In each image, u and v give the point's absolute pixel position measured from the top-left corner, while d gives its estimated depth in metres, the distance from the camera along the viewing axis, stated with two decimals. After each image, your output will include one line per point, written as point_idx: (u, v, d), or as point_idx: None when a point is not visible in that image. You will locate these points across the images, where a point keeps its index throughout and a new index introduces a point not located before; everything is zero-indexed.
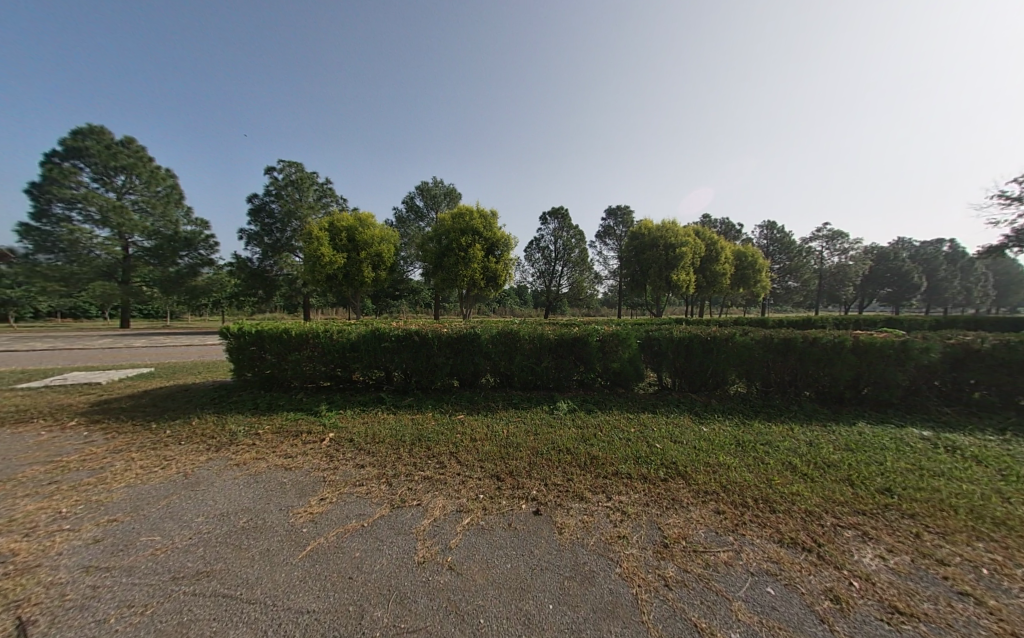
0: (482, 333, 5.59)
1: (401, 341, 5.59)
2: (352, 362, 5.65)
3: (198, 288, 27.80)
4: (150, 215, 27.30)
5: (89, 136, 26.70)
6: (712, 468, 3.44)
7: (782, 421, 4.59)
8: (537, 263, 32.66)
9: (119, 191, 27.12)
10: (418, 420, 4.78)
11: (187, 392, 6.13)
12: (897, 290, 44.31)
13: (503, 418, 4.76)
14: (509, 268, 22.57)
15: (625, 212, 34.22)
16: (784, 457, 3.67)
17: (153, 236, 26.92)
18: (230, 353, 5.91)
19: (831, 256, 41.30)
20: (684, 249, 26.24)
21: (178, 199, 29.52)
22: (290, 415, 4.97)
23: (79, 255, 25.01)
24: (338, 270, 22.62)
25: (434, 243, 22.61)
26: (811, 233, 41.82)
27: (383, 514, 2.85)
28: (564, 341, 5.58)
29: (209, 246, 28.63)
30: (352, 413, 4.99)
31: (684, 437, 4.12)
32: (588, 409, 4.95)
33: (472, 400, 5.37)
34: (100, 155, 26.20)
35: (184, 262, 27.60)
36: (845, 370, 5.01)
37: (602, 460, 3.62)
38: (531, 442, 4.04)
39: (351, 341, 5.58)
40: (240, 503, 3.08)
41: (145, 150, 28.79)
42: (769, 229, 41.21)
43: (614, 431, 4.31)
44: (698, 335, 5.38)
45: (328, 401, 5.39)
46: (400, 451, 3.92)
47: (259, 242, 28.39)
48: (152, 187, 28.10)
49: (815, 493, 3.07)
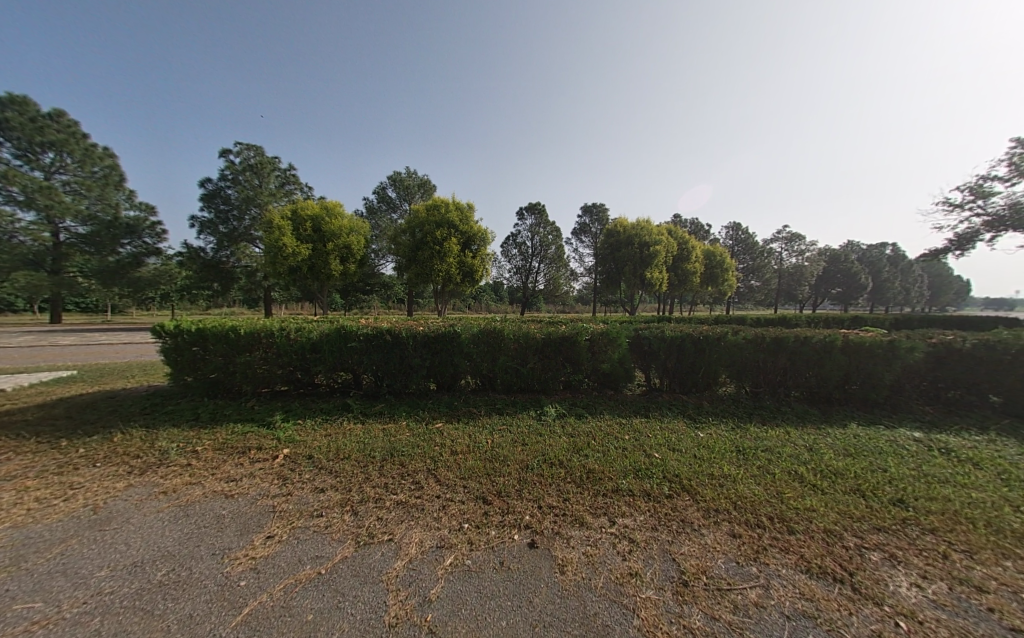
0: (463, 331, 5.08)
1: (370, 341, 4.98)
2: (314, 364, 4.99)
3: (144, 279, 25.17)
4: (84, 198, 24.49)
5: (8, 105, 23.55)
6: (718, 481, 3.14)
7: (777, 423, 4.40)
8: (513, 259, 32.17)
9: (47, 169, 24.12)
10: (389, 430, 4.23)
11: (114, 400, 5.23)
12: (846, 290, 47.38)
13: (486, 426, 4.31)
14: (485, 263, 22.00)
15: (600, 210, 34.42)
16: (788, 464, 3.43)
17: (89, 221, 24.19)
18: (167, 354, 5.09)
19: (790, 257, 43.53)
20: (658, 247, 26.60)
21: (118, 181, 26.70)
22: (238, 427, 4.28)
23: None
24: (303, 263, 21.21)
25: (407, 235, 21.66)
26: (772, 235, 43.87)
27: (346, 556, 2.34)
28: (551, 340, 5.18)
29: (156, 234, 26.09)
30: (313, 423, 4.37)
31: (683, 444, 3.83)
32: (577, 415, 4.59)
33: (451, 406, 4.87)
34: (22, 128, 23.16)
35: (127, 250, 24.89)
36: (836, 370, 4.90)
37: (600, 475, 3.24)
38: (519, 455, 3.61)
39: (311, 341, 4.91)
40: (160, 547, 2.45)
41: (78, 125, 25.78)
42: (735, 230, 42.83)
43: (608, 439, 3.96)
44: (691, 334, 5.11)
45: (284, 409, 4.71)
46: (368, 469, 3.37)
47: (214, 231, 26.25)
48: (87, 167, 25.23)
49: (830, 507, 2.83)
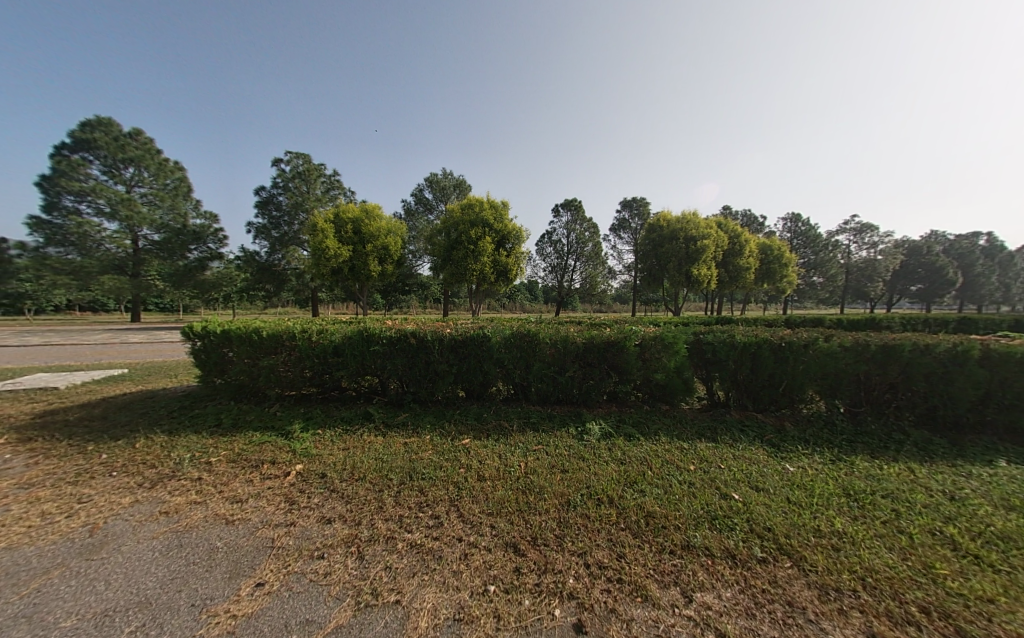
0: (493, 334, 4.53)
1: (393, 345, 4.56)
2: (336, 369, 4.65)
3: (208, 282, 27.32)
4: (158, 208, 26.93)
5: (97, 128, 26.39)
6: (830, 542, 2.34)
7: (892, 458, 3.42)
8: (549, 257, 31.35)
9: (128, 183, 26.76)
10: (412, 446, 3.77)
11: (151, 401, 5.23)
12: (928, 287, 41.82)
13: (520, 446, 3.73)
14: (520, 262, 21.54)
15: (640, 204, 32.77)
16: (926, 521, 2.53)
17: (162, 229, 26.52)
18: (197, 356, 4.98)
19: (858, 250, 39.08)
20: (706, 242, 24.69)
21: (186, 192, 29.14)
22: (256, 435, 4.02)
23: (88, 248, 24.70)
24: (344, 264, 21.86)
25: (443, 235, 21.61)
26: (837, 226, 39.62)
27: (341, 623, 1.85)
28: (594, 345, 4.47)
29: (218, 239, 28.18)
30: (333, 433, 4.03)
31: (769, 483, 3.03)
32: (627, 435, 3.88)
33: (480, 419, 4.34)
34: (108, 147, 25.81)
35: (193, 255, 27.13)
36: (969, 388, 3.82)
37: (663, 522, 2.54)
38: (559, 486, 2.99)
39: (332, 343, 4.55)
40: (139, 592, 2.10)
41: (153, 142, 28.40)
42: (793, 221, 39.25)
43: (669, 470, 3.23)
44: (769, 340, 4.20)
45: (305, 417, 4.40)
46: (384, 496, 2.92)
47: (267, 236, 27.89)
48: (160, 180, 27.69)
49: (1015, 597, 1.95)
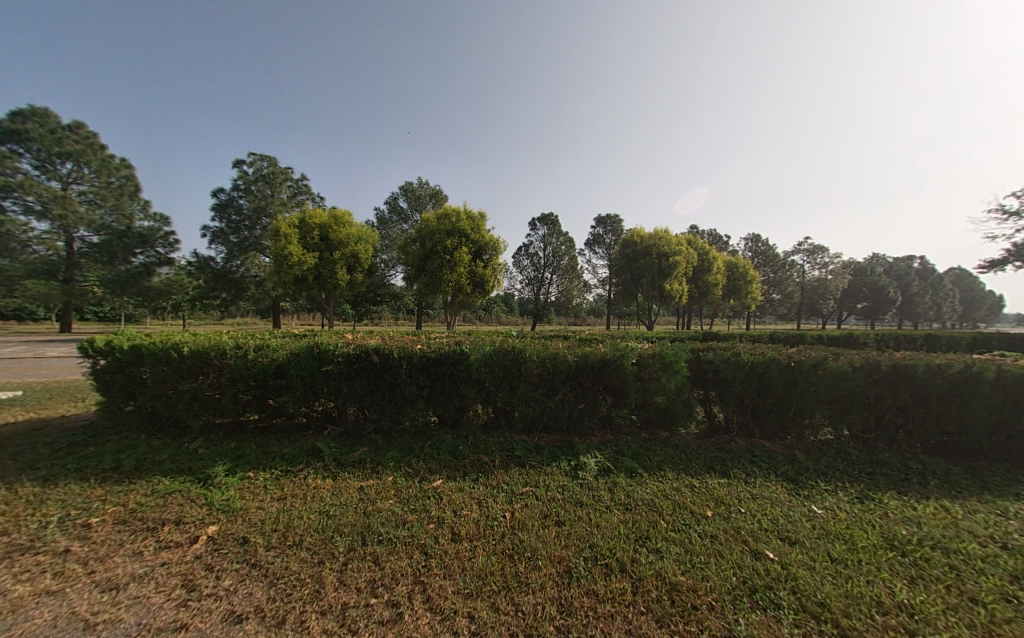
0: (472, 351, 3.89)
1: (351, 364, 3.80)
2: (278, 393, 3.82)
3: (155, 289, 24.96)
4: (100, 208, 24.47)
5: (30, 117, 23.78)
6: (901, 625, 1.88)
7: (923, 495, 3.07)
8: (525, 270, 31.08)
9: (64, 180, 24.15)
10: (370, 491, 3.03)
11: (38, 434, 4.14)
12: (872, 304, 44.97)
13: (503, 488, 3.08)
14: (497, 273, 21.07)
15: (614, 220, 33.37)
16: (996, 585, 2.14)
17: (102, 231, 24.03)
18: (99, 378, 3.94)
19: (812, 270, 41.60)
20: (678, 258, 25.22)
21: (134, 191, 26.70)
22: (164, 483, 3.12)
23: (12, 250, 21.96)
24: (309, 272, 20.49)
25: (417, 244, 20.81)
26: (793, 247, 42.13)
27: None
28: (587, 364, 3.91)
29: (169, 244, 25.90)
30: (269, 477, 3.21)
31: (803, 533, 2.55)
32: (628, 471, 3.32)
33: (454, 452, 3.65)
34: (42, 139, 23.26)
35: (139, 260, 24.75)
36: (982, 412, 3.60)
37: (693, 601, 1.99)
38: (557, 549, 2.37)
39: (274, 362, 3.72)
40: None
41: (97, 137, 25.95)
42: (754, 241, 41.47)
43: (684, 519, 2.69)
44: (779, 358, 3.80)
45: (234, 455, 3.54)
46: (326, 574, 2.18)
47: (224, 241, 25.97)
48: (103, 177, 25.26)
49: None
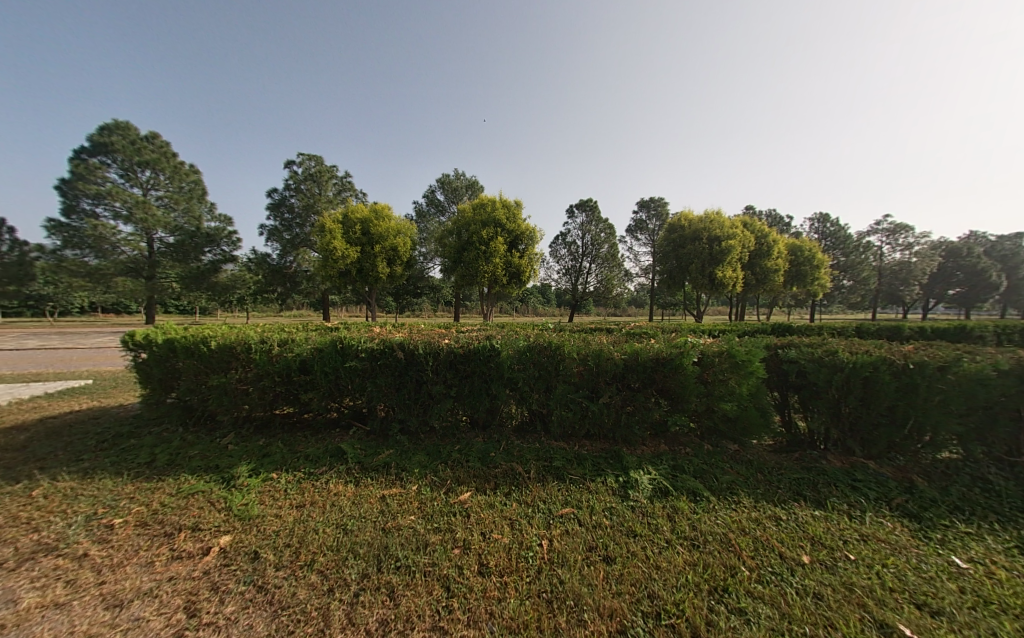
0: (504, 347, 3.47)
1: (375, 361, 3.53)
2: (303, 391, 3.64)
3: (221, 284, 27.16)
4: (174, 211, 26.85)
5: (115, 131, 26.44)
6: None
7: None
8: (563, 260, 30.15)
9: (144, 186, 26.70)
10: (391, 503, 2.73)
11: (93, 424, 4.30)
12: (968, 291, 38.92)
13: (540, 507, 2.65)
14: (534, 263, 20.52)
15: (659, 204, 31.34)
16: None
17: (176, 232, 26.37)
18: (140, 371, 3.97)
19: (893, 252, 36.66)
20: (732, 242, 23.10)
21: (201, 194, 29.07)
22: (189, 484, 3.01)
23: (105, 250, 24.44)
24: (352, 266, 21.14)
25: (454, 236, 20.70)
26: (869, 226, 37.35)
27: None
28: (638, 363, 3.34)
29: (231, 242, 28.00)
30: (291, 480, 3.02)
31: (950, 599, 1.87)
32: (691, 494, 2.75)
33: (485, 460, 3.27)
34: (124, 150, 25.73)
35: (208, 258, 26.98)
36: None
37: None
38: (608, 598, 1.90)
39: (297, 358, 3.53)
40: None
41: (169, 146, 28.44)
42: (821, 221, 37.34)
43: (772, 564, 2.10)
44: (890, 359, 2.99)
45: (260, 454, 3.41)
46: (331, 612, 1.88)
47: (278, 238, 27.58)
48: (176, 183, 27.63)
49: None
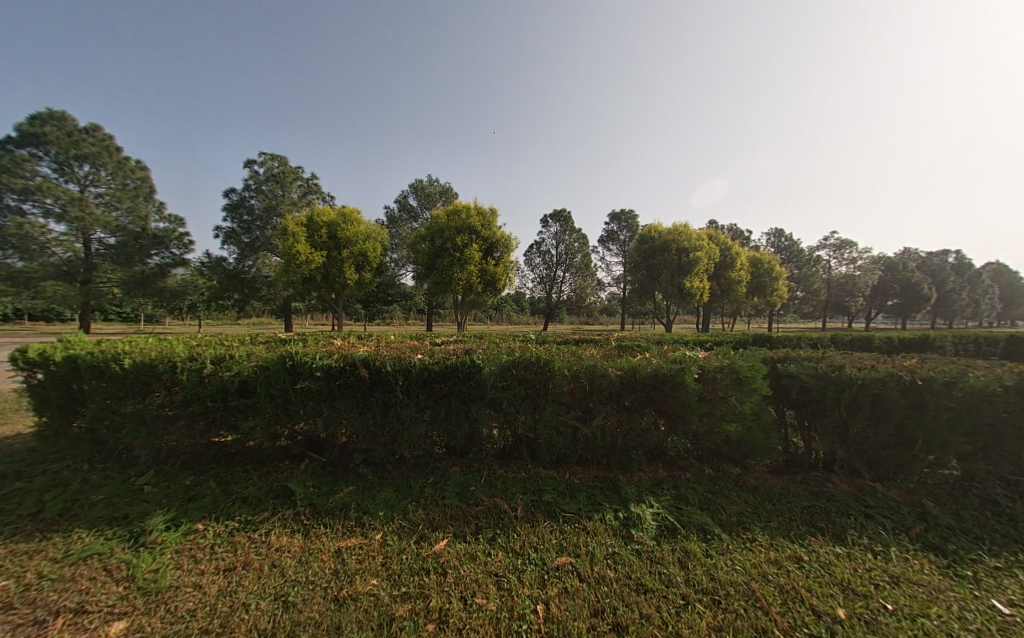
0: (485, 363, 3.04)
1: (334, 381, 3.00)
2: (243, 417, 3.03)
3: (170, 290, 24.93)
4: (116, 210, 24.49)
5: (47, 120, 23.87)
6: None
7: None
8: (536, 269, 30.11)
9: (81, 182, 24.21)
10: (349, 561, 2.21)
11: None
12: (903, 303, 42.43)
13: (531, 558, 2.23)
14: (509, 271, 20.24)
15: (629, 216, 32.14)
16: None
17: (118, 232, 24.05)
18: (32, 395, 3.21)
19: (840, 265, 39.44)
20: (699, 254, 23.89)
21: (149, 193, 26.79)
22: (80, 543, 2.34)
23: (31, 251, 21.70)
24: (317, 271, 20.01)
25: (426, 243, 20.09)
26: (819, 241, 40.05)
27: None
28: (636, 380, 3.00)
29: (183, 245, 25.88)
30: (220, 534, 2.43)
31: None
32: (702, 532, 2.42)
33: (464, 495, 2.81)
34: (59, 142, 23.23)
35: (155, 261, 24.73)
36: None
37: None
38: None
39: (236, 378, 2.94)
40: None
41: (112, 139, 26.07)
42: (777, 236, 39.72)
43: (810, 626, 1.79)
44: (896, 375, 2.83)
45: (185, 498, 2.77)
46: None
47: (236, 241, 25.83)
48: (119, 179, 25.30)
49: None
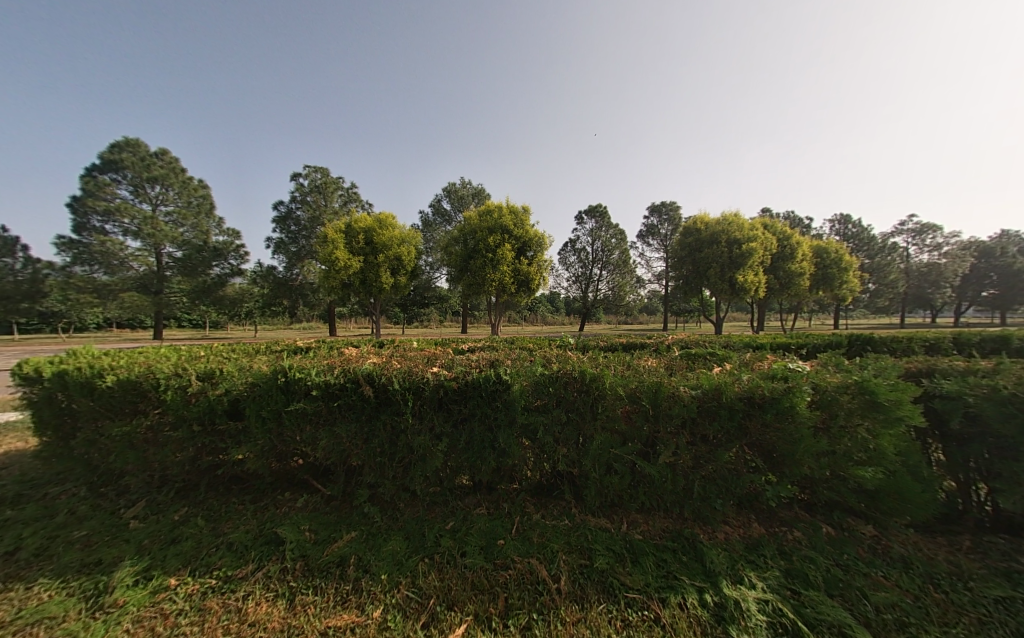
0: (516, 379, 2.39)
1: (333, 402, 2.48)
2: (233, 443, 2.59)
3: (229, 298, 26.70)
4: (182, 226, 26.58)
5: (125, 148, 26.37)
6: None
7: None
8: (572, 267, 29.10)
9: (153, 202, 26.51)
10: None
11: None
12: (1002, 293, 36.24)
13: None
14: (543, 271, 19.51)
15: (671, 208, 30.20)
16: None
17: (184, 246, 26.04)
18: (31, 415, 3.00)
19: (920, 253, 34.77)
20: (753, 245, 21.72)
21: (210, 209, 28.89)
22: (30, 605, 1.94)
23: (113, 266, 23.99)
24: (355, 276, 20.43)
25: (460, 244, 19.86)
26: (894, 227, 35.58)
27: None
28: (720, 404, 2.21)
29: (239, 256, 27.64)
30: (192, 596, 1.96)
31: None
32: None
33: (490, 552, 2.16)
34: (134, 166, 25.59)
35: (216, 272, 26.59)
36: None
37: None
38: None
39: (225, 397, 2.52)
40: None
41: (178, 161, 28.37)
42: (842, 222, 35.73)
43: None
44: None
45: (169, 539, 2.38)
46: None
47: (284, 251, 27.21)
48: (185, 198, 27.47)
49: None
